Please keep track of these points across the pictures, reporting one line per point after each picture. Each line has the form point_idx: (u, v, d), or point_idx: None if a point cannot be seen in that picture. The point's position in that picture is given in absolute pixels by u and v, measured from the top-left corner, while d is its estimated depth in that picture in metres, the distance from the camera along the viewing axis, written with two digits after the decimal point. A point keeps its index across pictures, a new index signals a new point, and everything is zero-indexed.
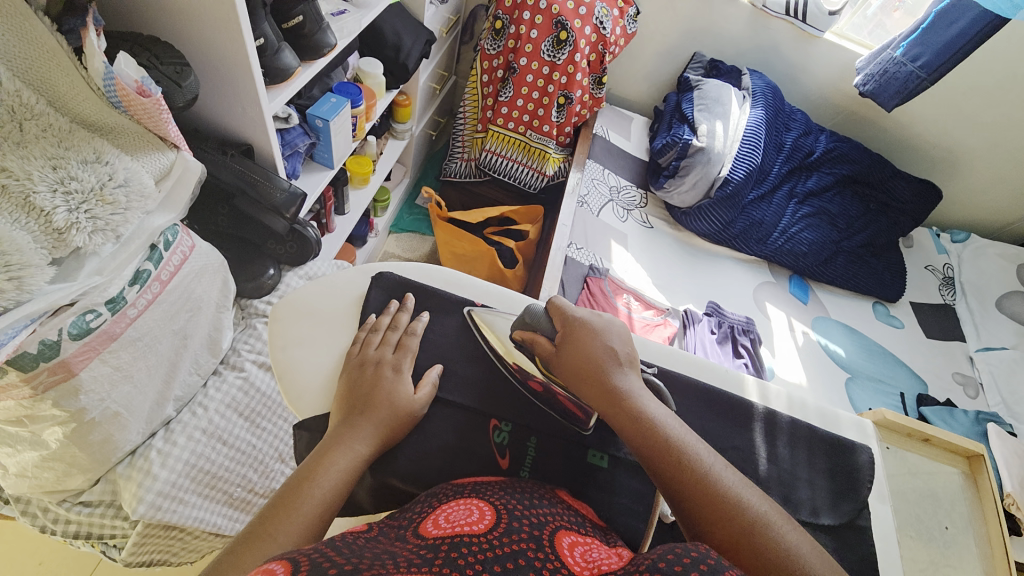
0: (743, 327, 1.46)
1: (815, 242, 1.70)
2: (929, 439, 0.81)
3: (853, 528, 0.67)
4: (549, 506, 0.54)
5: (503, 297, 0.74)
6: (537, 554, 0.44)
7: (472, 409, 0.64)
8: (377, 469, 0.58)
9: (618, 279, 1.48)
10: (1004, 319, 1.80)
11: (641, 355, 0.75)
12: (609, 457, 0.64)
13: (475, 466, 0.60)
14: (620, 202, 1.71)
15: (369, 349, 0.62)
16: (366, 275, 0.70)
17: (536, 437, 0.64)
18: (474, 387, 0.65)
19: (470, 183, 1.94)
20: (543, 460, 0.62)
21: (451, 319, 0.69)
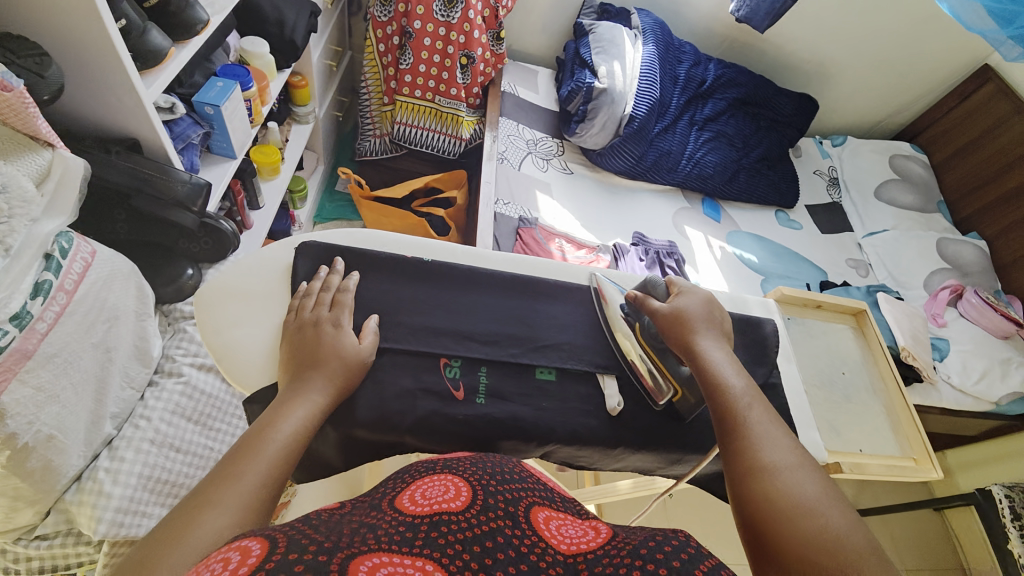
0: (667, 251, 1.60)
1: (719, 164, 1.87)
2: (819, 305, 0.95)
3: (768, 387, 0.79)
4: (523, 481, 0.60)
5: (433, 247, 0.76)
6: (512, 529, 0.50)
7: (421, 353, 0.66)
8: (337, 423, 0.60)
9: (549, 226, 1.54)
10: (882, 205, 2.07)
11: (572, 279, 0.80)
12: (556, 370, 0.69)
13: (432, 403, 0.63)
14: (539, 153, 1.75)
15: (304, 313, 0.62)
16: (290, 248, 0.70)
17: (487, 366, 0.68)
18: (418, 332, 0.67)
19: (388, 159, 1.91)
20: (495, 385, 0.67)
21: (383, 274, 0.70)
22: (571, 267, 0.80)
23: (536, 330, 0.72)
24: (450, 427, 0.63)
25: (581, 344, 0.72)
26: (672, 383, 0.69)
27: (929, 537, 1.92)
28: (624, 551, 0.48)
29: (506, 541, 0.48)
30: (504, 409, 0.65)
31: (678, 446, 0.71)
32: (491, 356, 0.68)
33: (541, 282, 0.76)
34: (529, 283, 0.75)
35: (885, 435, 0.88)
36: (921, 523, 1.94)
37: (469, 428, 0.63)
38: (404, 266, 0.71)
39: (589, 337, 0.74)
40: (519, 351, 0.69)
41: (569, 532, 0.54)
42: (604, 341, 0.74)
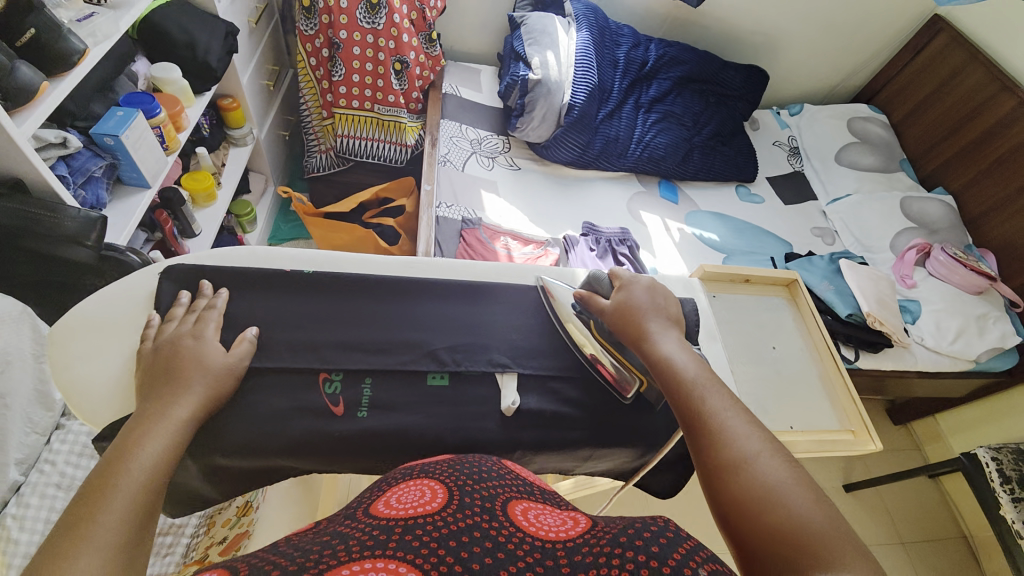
0: (619, 238, 1.57)
1: (670, 144, 1.84)
2: (748, 280, 0.92)
3: None
4: (499, 478, 0.59)
5: (317, 259, 0.73)
6: (490, 525, 0.49)
7: (298, 370, 0.64)
8: (200, 452, 0.58)
9: (494, 225, 1.50)
10: (845, 170, 2.03)
11: (467, 277, 0.77)
12: (449, 374, 0.67)
13: (308, 421, 0.61)
14: (483, 152, 1.72)
15: (164, 331, 0.60)
16: (152, 275, 0.67)
17: (372, 377, 0.65)
18: (296, 348, 0.65)
19: (336, 174, 1.89)
20: (379, 396, 0.64)
21: (256, 293, 0.67)
22: (468, 264, 0.79)
23: (429, 335, 0.69)
24: (328, 445, 0.61)
25: (480, 344, 0.70)
26: (636, 373, 0.70)
27: (927, 507, 1.87)
28: (603, 540, 0.49)
29: (483, 535, 0.48)
30: (390, 420, 0.63)
31: (583, 439, 0.69)
32: (378, 365, 0.65)
33: (433, 283, 0.73)
34: (421, 286, 0.72)
35: (822, 408, 0.84)
36: (918, 494, 1.89)
37: (349, 445, 0.61)
38: (283, 281, 0.68)
39: (469, 338, 0.70)
40: (409, 358, 0.67)
41: (548, 520, 0.54)
42: (503, 339, 0.72)
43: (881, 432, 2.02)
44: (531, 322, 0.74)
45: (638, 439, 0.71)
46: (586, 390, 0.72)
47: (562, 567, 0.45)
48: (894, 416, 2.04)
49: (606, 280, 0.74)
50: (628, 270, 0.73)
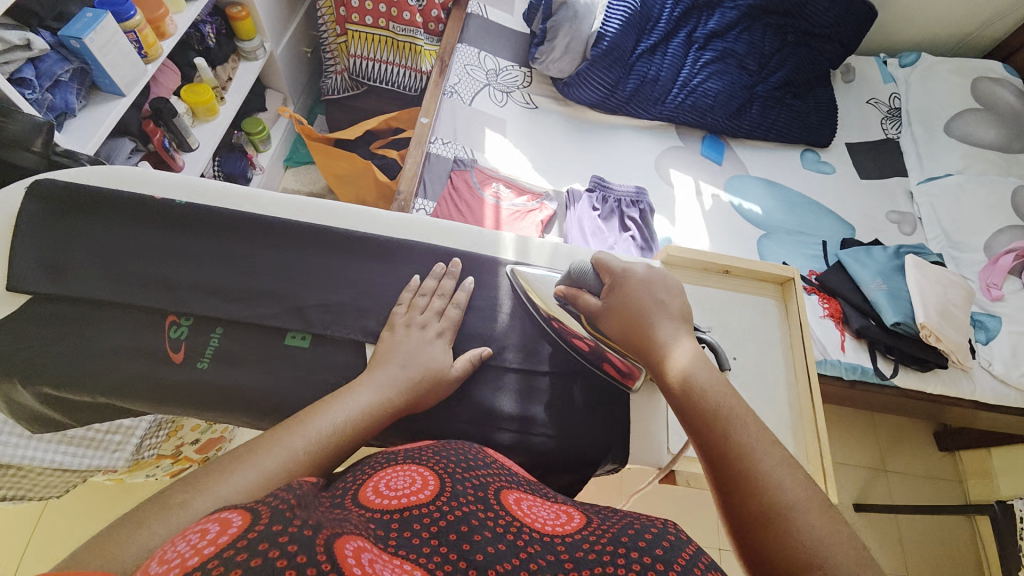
0: (631, 199, 1.36)
1: (722, 91, 1.55)
2: (727, 271, 0.78)
3: (582, 373, 0.68)
4: (486, 467, 0.55)
5: (202, 188, 0.69)
6: (487, 515, 0.46)
7: (146, 308, 0.61)
8: (40, 375, 0.59)
9: (489, 168, 1.36)
10: (953, 143, 1.62)
11: (368, 230, 0.69)
12: (310, 336, 0.62)
13: (145, 364, 0.59)
14: (499, 85, 1.54)
15: (18, 259, 0.62)
16: (22, 187, 0.65)
17: (223, 327, 0.62)
18: (150, 285, 0.62)
19: (351, 99, 1.79)
20: (225, 349, 0.61)
21: (123, 223, 0.64)
22: (379, 215, 0.70)
23: (297, 289, 0.63)
24: (158, 390, 0.59)
25: (357, 307, 0.63)
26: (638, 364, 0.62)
27: (952, 546, 1.64)
28: (602, 536, 0.44)
29: (482, 524, 0.44)
30: (231, 375, 0.60)
31: (452, 431, 0.62)
32: (229, 316, 0.61)
33: (318, 231, 0.66)
34: (305, 233, 0.66)
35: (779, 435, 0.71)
36: (945, 529, 1.66)
37: (185, 394, 0.59)
38: (156, 213, 0.65)
39: (343, 299, 0.64)
40: (272, 311, 0.62)
41: (541, 513, 0.49)
42: (386, 304, 0.64)
43: (917, 454, 1.76)
44: (424, 290, 0.66)
45: (513, 441, 0.63)
46: (471, 375, 0.65)
47: (564, 562, 0.41)
48: (941, 441, 1.76)
49: (592, 271, 0.63)
50: (619, 261, 0.61)
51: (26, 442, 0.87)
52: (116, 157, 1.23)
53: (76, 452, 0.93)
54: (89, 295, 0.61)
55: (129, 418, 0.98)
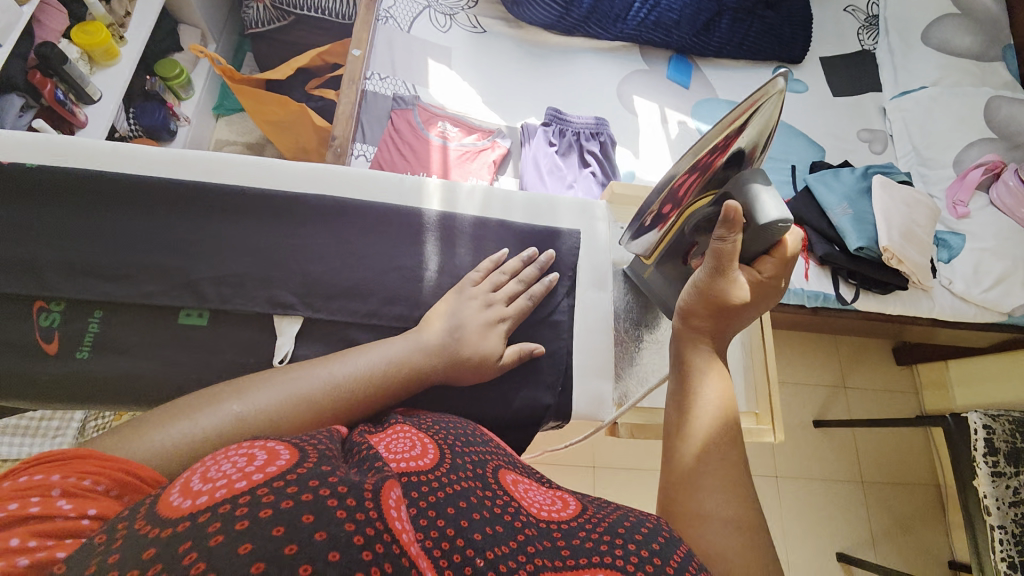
0: (591, 131, 1.26)
1: (686, 4, 1.42)
2: None
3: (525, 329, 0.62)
4: (484, 443, 0.51)
5: (63, 149, 0.59)
6: (486, 492, 0.42)
7: (9, 296, 0.54)
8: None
9: (433, 105, 1.24)
10: (929, 52, 1.53)
11: (269, 186, 0.60)
12: (207, 313, 0.56)
13: (18, 358, 0.54)
14: (440, 6, 1.36)
15: None
16: None
17: (102, 311, 0.55)
18: (8, 269, 0.54)
19: (279, 31, 1.58)
20: (107, 335, 0.55)
21: None
22: (279, 166, 0.61)
23: (184, 262, 0.56)
24: (34, 385, 0.53)
25: (260, 277, 0.57)
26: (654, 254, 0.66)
27: (902, 451, 1.76)
28: (600, 526, 0.41)
29: (480, 502, 0.40)
30: (121, 363, 0.54)
31: None
32: (106, 297, 0.54)
33: (204, 192, 0.58)
34: (189, 196, 0.58)
35: None
36: (901, 438, 1.77)
37: (66, 388, 0.54)
38: (6, 184, 0.56)
39: (240, 269, 0.56)
40: (159, 289, 0.55)
41: (536, 496, 0.46)
42: (294, 272, 0.57)
43: (876, 370, 1.84)
44: (335, 252, 0.58)
45: (447, 407, 0.58)
46: None
47: (562, 552, 0.38)
48: (899, 356, 1.84)
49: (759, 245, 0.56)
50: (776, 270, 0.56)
51: None
52: (5, 116, 1.08)
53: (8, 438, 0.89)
54: None
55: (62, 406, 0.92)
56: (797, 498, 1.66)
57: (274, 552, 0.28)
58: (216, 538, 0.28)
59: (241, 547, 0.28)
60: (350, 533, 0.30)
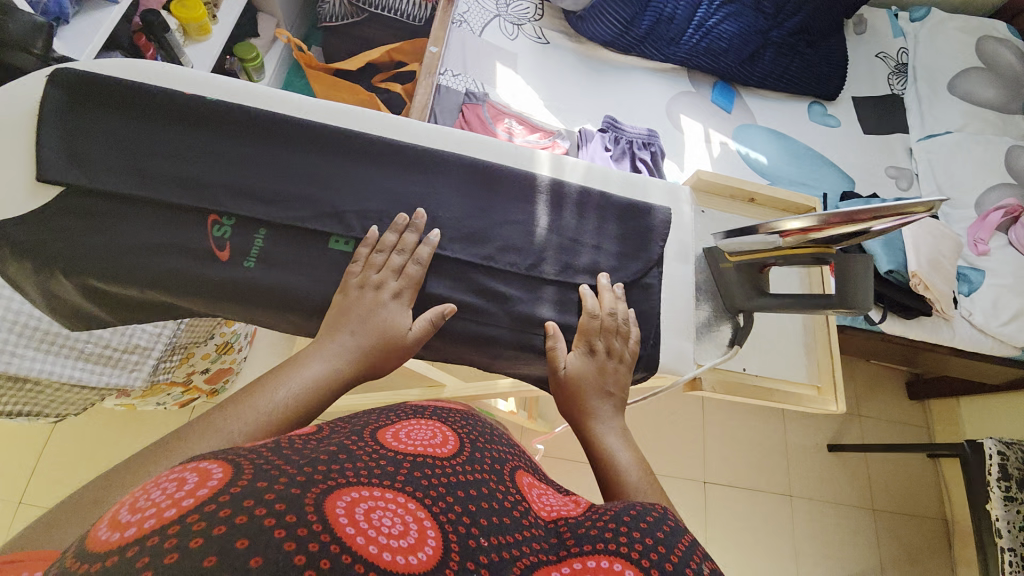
0: (643, 141, 1.35)
1: (737, 35, 1.53)
2: (754, 199, 0.77)
3: (639, 287, 0.65)
4: (510, 445, 0.56)
5: (242, 90, 0.61)
6: (499, 487, 0.47)
7: (179, 205, 0.55)
8: (70, 271, 0.53)
9: (501, 104, 1.33)
10: (954, 101, 1.65)
11: (404, 140, 0.63)
12: (354, 241, 0.59)
13: (186, 261, 0.54)
14: (510, 16, 1.47)
15: (46, 153, 0.53)
16: (41, 77, 0.56)
17: (267, 228, 0.57)
18: (183, 183, 0.55)
19: (350, 26, 1.70)
20: (272, 249, 0.57)
21: (154, 119, 0.56)
22: (417, 128, 0.65)
23: (337, 190, 0.59)
24: (204, 289, 0.55)
25: (399, 214, 0.60)
26: (735, 261, 0.65)
27: (912, 482, 1.79)
28: (604, 518, 0.45)
29: (492, 494, 0.45)
30: (275, 277, 0.56)
31: (491, 335, 0.61)
32: (270, 215, 0.57)
33: (353, 138, 0.61)
34: (341, 141, 0.61)
35: (794, 358, 0.72)
36: (910, 469, 1.80)
37: (230, 294, 0.55)
38: (179, 108, 0.57)
39: (388, 204, 0.60)
40: (309, 215, 0.58)
41: (551, 501, 0.51)
42: (427, 213, 0.61)
43: (888, 400, 1.89)
44: (462, 202, 0.63)
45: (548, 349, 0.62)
46: (511, 283, 0.62)
47: (565, 546, 0.43)
48: (913, 390, 1.89)
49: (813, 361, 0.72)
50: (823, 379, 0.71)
51: (42, 356, 0.86)
52: None
53: (94, 367, 0.94)
54: (118, 191, 0.54)
55: (144, 338, 0.98)
56: (808, 519, 1.68)
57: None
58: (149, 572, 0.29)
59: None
60: (292, 556, 0.32)
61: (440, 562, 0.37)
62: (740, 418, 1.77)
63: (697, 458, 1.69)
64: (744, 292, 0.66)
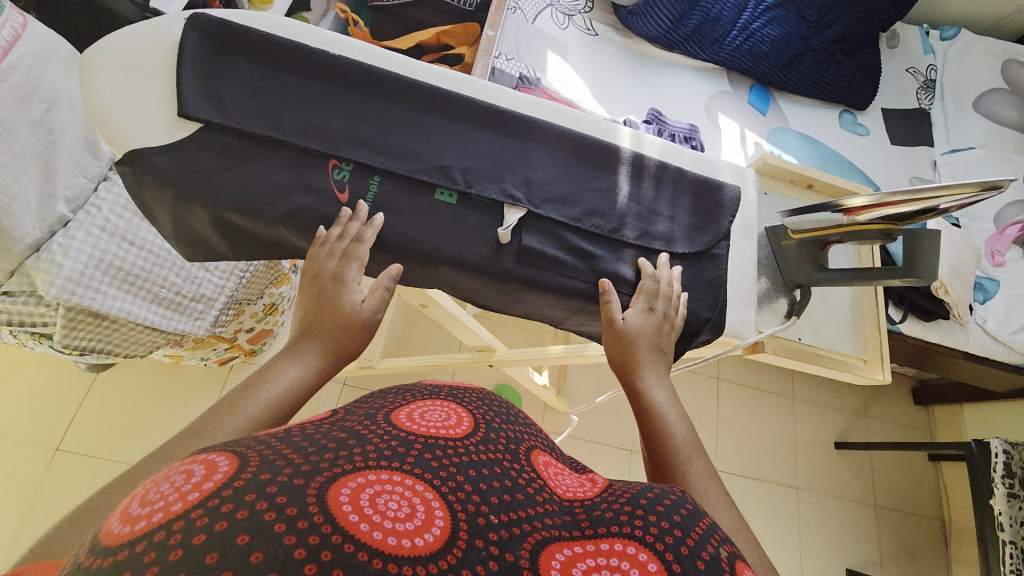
0: (685, 136, 1.39)
1: (778, 39, 1.59)
2: (811, 185, 0.84)
3: (709, 257, 0.70)
4: (526, 426, 0.60)
5: (361, 49, 0.64)
6: (514, 466, 0.49)
7: (305, 149, 0.60)
8: (207, 203, 0.57)
9: (551, 90, 1.38)
10: (979, 118, 1.71)
11: (502, 105, 0.68)
12: (457, 194, 0.63)
13: (310, 200, 0.59)
14: (562, 8, 1.53)
15: (189, 92, 0.57)
16: (179, 19, 0.60)
17: (380, 177, 0.62)
18: (307, 130, 0.60)
19: (401, 7, 1.73)
20: (385, 196, 0.62)
21: (283, 67, 0.61)
22: (519, 96, 0.69)
23: (442, 146, 0.64)
24: (325, 228, 0.60)
25: (497, 172, 0.65)
26: (798, 238, 0.71)
27: (914, 483, 1.86)
28: (621, 499, 0.47)
29: (504, 473, 0.48)
30: (386, 221, 0.61)
31: (575, 289, 0.66)
32: (385, 164, 0.61)
33: (460, 100, 0.65)
34: (450, 101, 0.65)
35: (843, 332, 0.79)
36: (912, 471, 1.87)
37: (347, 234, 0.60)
38: (306, 60, 0.61)
39: (489, 163, 0.64)
40: (419, 168, 0.62)
41: (567, 479, 0.54)
42: (522, 174, 0.65)
43: (894, 404, 1.95)
44: (554, 167, 0.67)
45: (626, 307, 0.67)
46: (595, 244, 0.67)
47: (581, 522, 0.45)
48: (918, 395, 1.96)
49: (861, 336, 0.79)
50: (865, 350, 0.78)
51: (123, 296, 0.91)
52: None
53: (165, 312, 0.97)
54: (253, 131, 0.58)
55: (210, 289, 1.03)
56: (814, 511, 1.75)
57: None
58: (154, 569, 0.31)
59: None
60: (292, 549, 0.33)
61: (446, 544, 0.38)
62: (753, 412, 1.83)
63: (711, 447, 1.75)
64: (805, 267, 0.72)
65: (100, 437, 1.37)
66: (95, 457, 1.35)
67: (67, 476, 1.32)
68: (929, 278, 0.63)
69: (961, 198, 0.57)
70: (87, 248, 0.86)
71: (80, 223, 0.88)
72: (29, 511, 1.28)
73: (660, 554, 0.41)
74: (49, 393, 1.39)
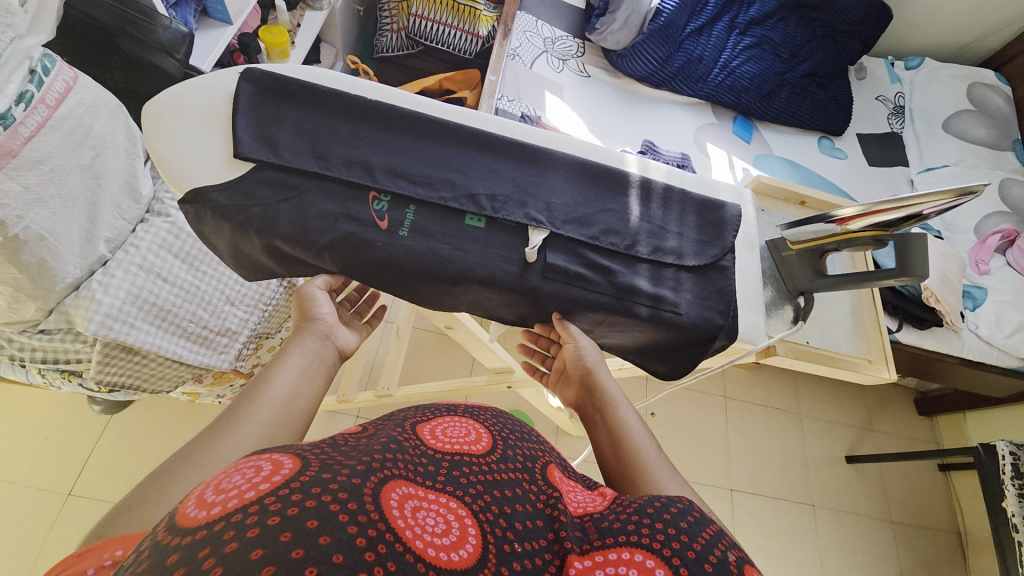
0: (678, 163, 1.48)
1: (756, 75, 1.72)
2: (804, 203, 0.93)
3: (718, 269, 0.76)
4: (539, 442, 0.61)
5: (395, 95, 0.72)
6: (532, 486, 0.52)
7: (348, 182, 0.65)
8: (261, 234, 0.63)
9: (551, 126, 1.49)
10: (950, 138, 1.83)
11: (523, 139, 0.75)
12: (486, 219, 0.69)
13: (354, 228, 0.65)
14: (555, 53, 1.67)
15: (243, 136, 0.64)
16: (234, 74, 0.68)
17: (416, 206, 0.67)
18: (350, 165, 0.66)
19: (405, 58, 1.86)
20: (421, 222, 0.67)
21: (326, 111, 0.68)
22: (538, 133, 0.76)
23: (470, 177, 0.70)
24: (366, 252, 0.65)
25: (521, 198, 0.70)
26: (797, 248, 0.78)
27: (926, 494, 1.85)
28: (629, 510, 0.48)
29: (524, 494, 0.50)
30: (423, 244, 0.66)
31: (596, 302, 0.71)
32: (420, 194, 0.67)
33: (484, 136, 0.72)
34: (476, 136, 0.72)
35: (846, 336, 0.85)
36: (924, 484, 1.87)
37: (387, 257, 0.66)
38: (349, 105, 0.68)
39: (514, 191, 0.70)
40: (450, 196, 0.68)
41: (578, 497, 0.55)
42: (544, 199, 0.71)
43: (900, 416, 1.98)
44: (573, 192, 0.73)
45: (645, 317, 0.72)
46: (613, 260, 0.73)
47: (591, 540, 0.47)
48: (922, 407, 1.98)
49: (864, 338, 0.85)
50: (867, 353, 0.84)
51: (154, 331, 0.95)
52: None
53: (192, 346, 0.99)
54: (302, 168, 0.64)
55: (236, 322, 1.05)
56: (831, 528, 1.73)
57: (282, 556, 0.33)
58: (231, 545, 0.34)
59: (253, 552, 0.33)
60: (355, 537, 0.37)
61: (480, 561, 0.41)
62: (761, 429, 1.85)
63: (723, 467, 1.76)
64: (807, 275, 0.78)
65: (111, 481, 1.36)
66: (105, 503, 1.33)
67: (79, 522, 1.30)
68: (923, 275, 0.69)
69: (940, 203, 0.63)
70: (125, 285, 0.93)
71: (117, 262, 0.96)
72: (36, 560, 1.25)
73: (666, 560, 0.42)
74: (61, 438, 1.39)
